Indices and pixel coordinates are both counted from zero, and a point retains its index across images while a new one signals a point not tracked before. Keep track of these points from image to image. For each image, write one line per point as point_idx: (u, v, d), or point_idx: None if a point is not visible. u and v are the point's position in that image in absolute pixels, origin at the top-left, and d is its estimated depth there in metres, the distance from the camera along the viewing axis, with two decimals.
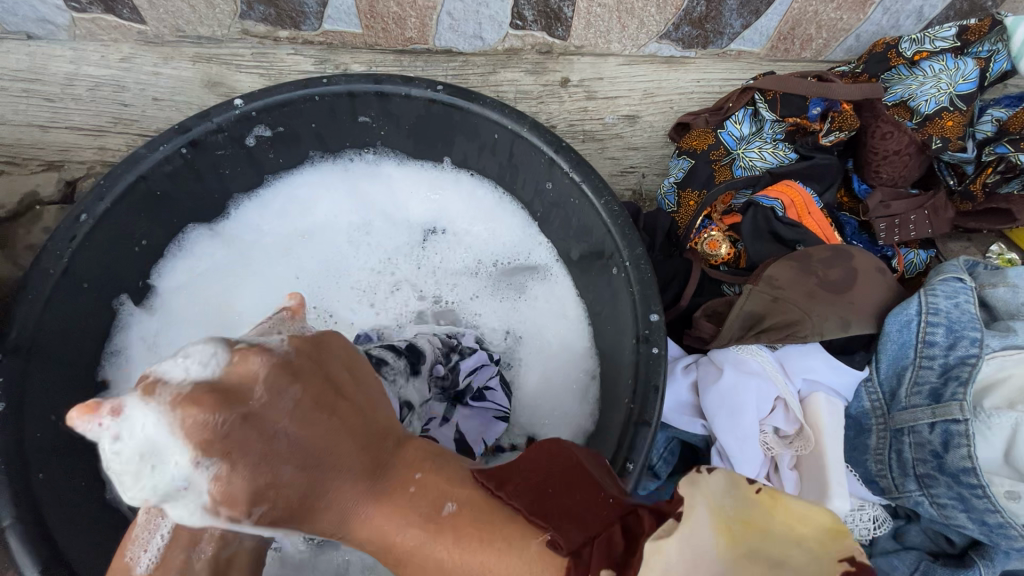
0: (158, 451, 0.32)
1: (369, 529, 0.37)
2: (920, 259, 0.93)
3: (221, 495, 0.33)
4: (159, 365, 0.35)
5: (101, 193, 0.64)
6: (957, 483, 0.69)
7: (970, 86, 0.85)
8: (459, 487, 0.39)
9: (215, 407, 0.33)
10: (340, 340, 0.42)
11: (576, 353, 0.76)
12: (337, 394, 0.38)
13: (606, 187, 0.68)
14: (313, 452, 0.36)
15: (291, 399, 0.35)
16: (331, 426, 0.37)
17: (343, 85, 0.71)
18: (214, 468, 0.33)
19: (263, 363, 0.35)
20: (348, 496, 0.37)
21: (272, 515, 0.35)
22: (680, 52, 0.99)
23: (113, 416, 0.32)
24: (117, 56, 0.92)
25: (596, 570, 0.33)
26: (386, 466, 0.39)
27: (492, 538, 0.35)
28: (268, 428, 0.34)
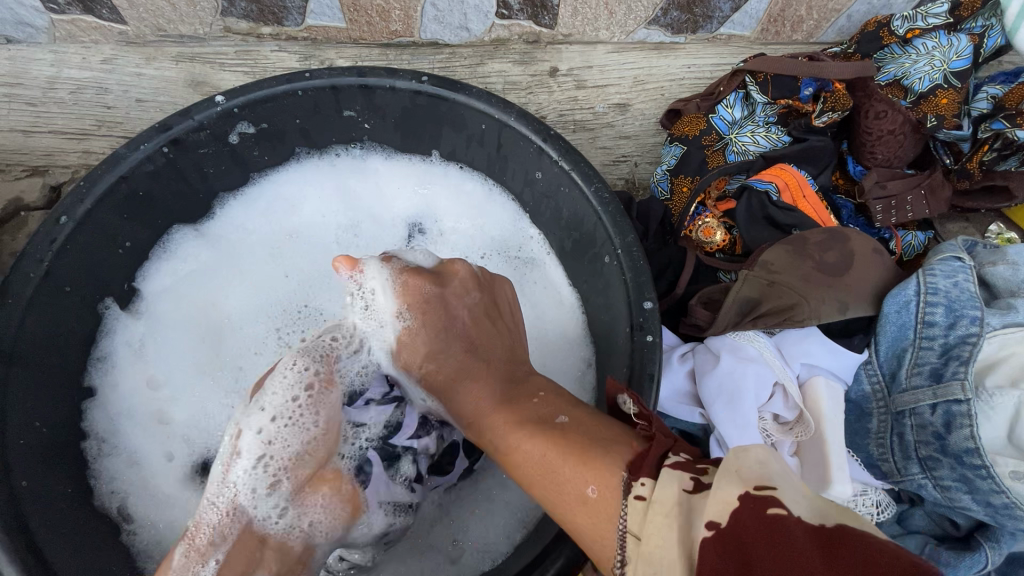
0: (379, 304, 0.63)
1: (489, 420, 0.53)
2: (918, 240, 0.92)
3: (409, 346, 0.62)
4: (396, 252, 0.66)
5: (81, 194, 0.63)
6: (960, 464, 0.68)
7: (963, 63, 0.83)
8: (569, 408, 0.49)
9: (428, 286, 0.62)
10: (509, 288, 0.68)
11: (570, 341, 0.75)
12: (498, 315, 0.64)
13: (597, 174, 0.67)
14: (474, 343, 0.61)
15: (471, 304, 0.63)
16: (490, 331, 0.62)
17: (325, 79, 0.69)
18: (406, 322, 0.62)
19: (464, 271, 0.64)
20: (481, 391, 0.57)
21: (432, 376, 0.60)
22: (669, 38, 0.98)
23: (359, 282, 0.63)
24: (98, 58, 0.91)
25: (648, 471, 0.39)
26: (519, 381, 0.57)
27: (591, 454, 0.42)
28: (450, 313, 0.62)
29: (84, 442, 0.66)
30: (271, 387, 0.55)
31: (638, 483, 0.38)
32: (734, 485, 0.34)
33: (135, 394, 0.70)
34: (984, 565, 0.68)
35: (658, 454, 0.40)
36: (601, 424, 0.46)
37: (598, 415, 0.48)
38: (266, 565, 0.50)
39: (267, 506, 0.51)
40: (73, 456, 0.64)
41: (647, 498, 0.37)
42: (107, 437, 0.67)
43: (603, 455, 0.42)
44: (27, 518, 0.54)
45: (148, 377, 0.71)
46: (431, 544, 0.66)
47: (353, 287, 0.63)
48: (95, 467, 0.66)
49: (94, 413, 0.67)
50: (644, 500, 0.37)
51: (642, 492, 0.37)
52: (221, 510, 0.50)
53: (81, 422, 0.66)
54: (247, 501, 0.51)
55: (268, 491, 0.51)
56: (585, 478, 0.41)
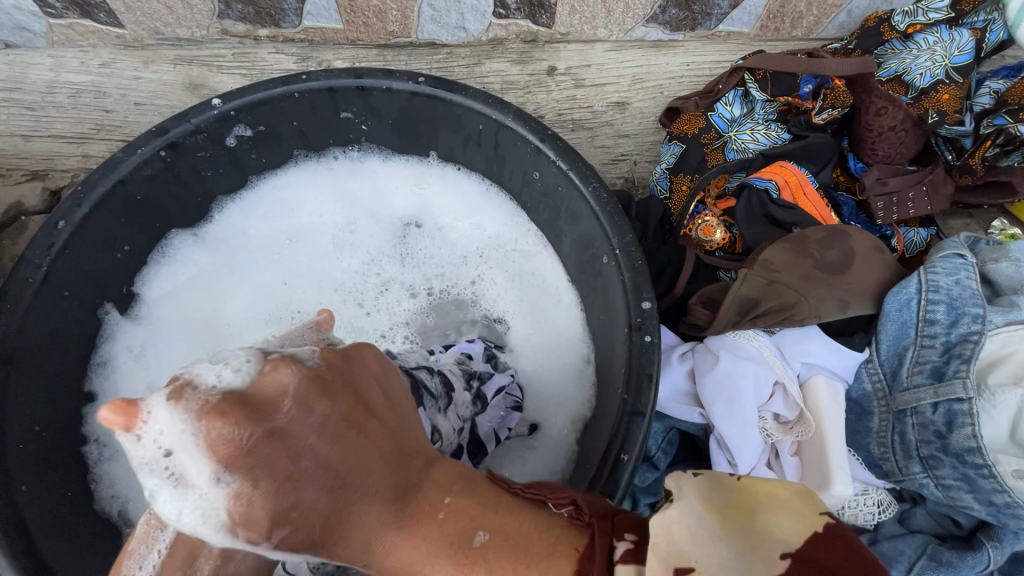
0: (187, 468, 0.33)
1: (399, 557, 0.35)
2: (920, 237, 0.92)
3: (243, 515, 0.33)
4: (194, 371, 0.36)
5: (78, 199, 0.63)
6: (962, 463, 0.67)
7: (965, 58, 0.83)
8: (487, 517, 0.37)
9: (242, 430, 0.33)
10: (373, 354, 0.43)
11: (568, 338, 0.75)
12: (366, 411, 0.38)
13: (594, 174, 0.67)
14: (339, 472, 0.35)
15: (319, 425, 0.35)
16: (360, 447, 0.36)
17: (322, 81, 0.69)
18: (234, 486, 0.33)
19: (292, 376, 0.35)
20: (377, 532, 0.36)
21: (293, 540, 0.34)
22: (668, 35, 0.98)
23: (161, 446, 0.33)
24: (96, 61, 0.91)
25: (599, 566, 0.34)
26: (411, 492, 0.37)
27: (532, 564, 0.34)
28: (293, 443, 0.34)
29: (83, 446, 0.66)
30: None
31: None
32: (654, 572, 0.31)
33: (134, 399, 0.70)
34: (987, 566, 0.68)
35: (602, 546, 0.35)
36: (533, 522, 0.37)
37: (532, 510, 0.39)
38: (211, 554, 0.47)
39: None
40: (71, 461, 0.64)
41: None
42: (107, 442, 0.67)
43: (542, 539, 0.36)
44: (25, 523, 0.54)
45: (147, 381, 0.71)
46: None
47: (157, 443, 0.33)
48: (95, 471, 0.66)
49: (93, 418, 0.67)
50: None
51: None
52: None
53: (81, 426, 0.66)
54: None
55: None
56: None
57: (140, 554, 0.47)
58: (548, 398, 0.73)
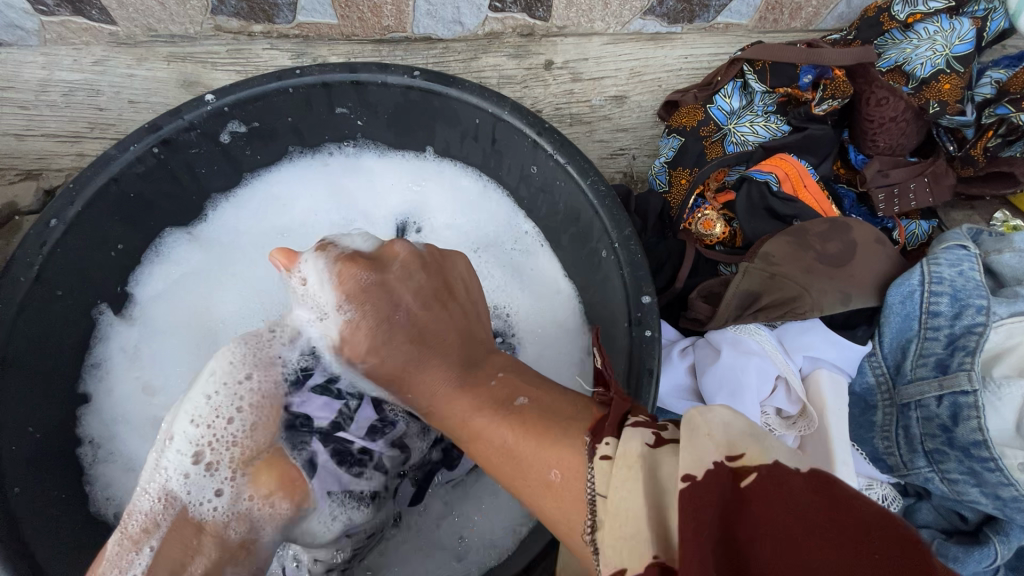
0: (318, 294, 0.55)
1: (455, 406, 0.47)
2: (922, 230, 0.91)
3: (352, 337, 0.54)
4: (335, 237, 0.59)
5: (70, 197, 0.62)
6: (968, 457, 0.67)
7: (967, 47, 0.82)
8: (526, 388, 0.45)
9: (366, 274, 0.54)
10: (463, 262, 0.60)
11: (568, 331, 0.74)
12: (450, 295, 0.56)
13: (592, 167, 0.66)
14: (423, 329, 0.52)
15: (415, 287, 0.55)
16: (440, 317, 0.54)
17: (316, 76, 0.68)
18: (348, 313, 0.54)
19: (404, 251, 0.57)
20: (441, 381, 0.49)
21: (377, 369, 0.54)
22: (666, 28, 0.97)
23: (299, 278, 0.56)
24: (89, 59, 0.90)
25: (610, 431, 0.36)
26: (477, 368, 0.50)
27: (552, 431, 0.39)
28: (394, 298, 0.54)
29: (79, 448, 0.65)
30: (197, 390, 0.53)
31: (604, 443, 0.36)
32: (708, 451, 0.31)
33: (128, 399, 0.69)
34: (994, 560, 0.67)
35: (617, 418, 0.38)
36: (561, 390, 0.44)
37: (549, 386, 0.45)
38: (203, 552, 0.49)
39: (201, 491, 0.50)
40: (65, 461, 0.63)
41: (613, 457, 0.34)
42: (102, 443, 0.67)
43: (569, 412, 0.41)
44: (19, 523, 0.53)
45: (142, 382, 0.70)
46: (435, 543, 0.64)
47: (295, 282, 0.56)
48: (91, 473, 0.65)
49: (87, 419, 0.67)
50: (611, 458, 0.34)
51: (607, 451, 0.35)
52: (153, 496, 0.50)
53: (76, 428, 0.65)
54: (179, 486, 0.50)
55: (205, 474, 0.51)
56: (547, 447, 0.38)
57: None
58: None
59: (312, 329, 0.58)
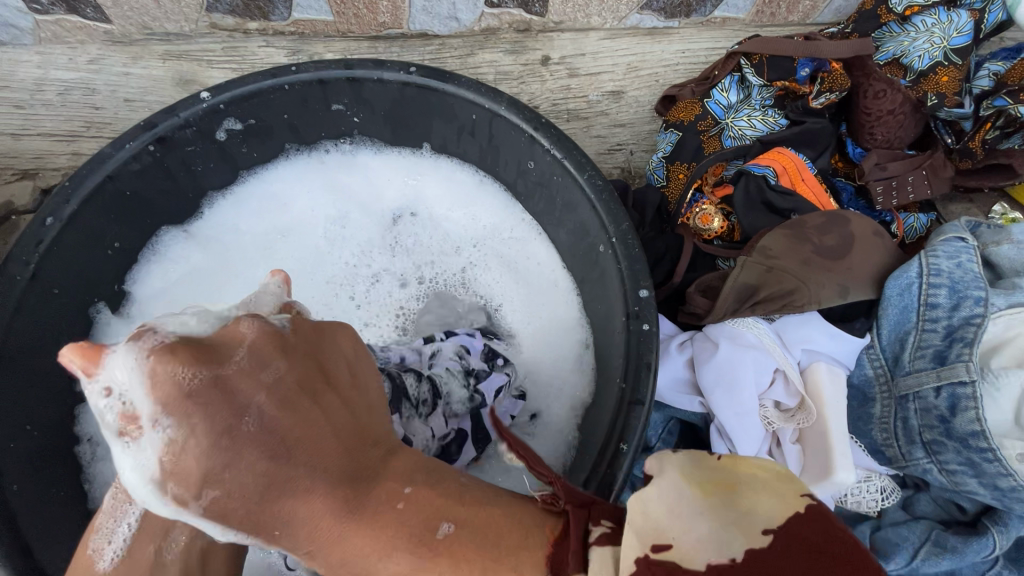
0: (129, 406, 0.33)
1: (348, 548, 0.34)
2: (920, 223, 0.91)
3: (174, 467, 0.33)
4: (153, 322, 0.37)
5: (66, 195, 0.62)
6: (966, 447, 0.67)
7: (964, 39, 0.82)
8: (450, 507, 0.36)
9: (191, 370, 0.33)
10: (351, 339, 0.43)
11: (566, 325, 0.74)
12: (324, 383, 0.38)
13: (589, 162, 0.66)
14: (286, 445, 0.35)
15: (272, 381, 0.36)
16: (311, 419, 0.36)
17: (312, 73, 0.68)
18: (168, 432, 0.32)
19: (255, 333, 0.37)
20: (319, 507, 0.34)
21: (221, 506, 0.33)
22: (663, 23, 0.97)
23: (106, 389, 0.34)
24: (84, 58, 0.90)
25: (575, 566, 0.33)
26: (374, 472, 0.37)
27: (504, 558, 0.33)
28: (236, 402, 0.34)
29: (77, 447, 0.65)
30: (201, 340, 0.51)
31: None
32: (631, 547, 0.30)
33: None
34: (992, 550, 0.67)
35: (579, 524, 0.35)
36: (504, 508, 0.37)
37: (477, 500, 0.37)
38: (186, 523, 0.48)
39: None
40: (64, 459, 0.63)
41: None
42: (99, 440, 0.66)
43: (514, 526, 0.35)
44: (18, 520, 0.53)
45: None
46: None
47: (97, 398, 0.34)
48: (90, 471, 0.65)
49: (85, 417, 0.66)
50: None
51: None
52: None
53: (74, 426, 0.65)
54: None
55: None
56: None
57: (110, 525, 0.47)
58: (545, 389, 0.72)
59: (120, 457, 0.34)
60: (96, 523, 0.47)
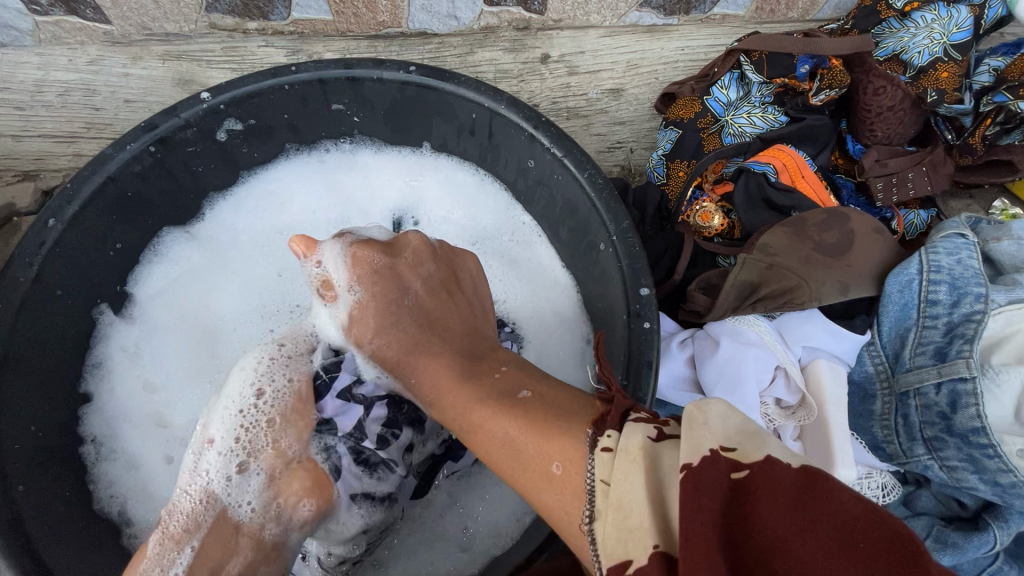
0: (332, 277, 0.61)
1: (456, 397, 0.49)
2: (921, 219, 0.91)
3: (355, 317, 0.60)
4: (353, 231, 0.65)
5: (68, 197, 0.62)
6: (967, 444, 0.67)
7: (963, 35, 0.81)
8: (530, 384, 0.47)
9: (379, 256, 0.61)
10: (473, 261, 0.66)
11: (567, 322, 0.74)
12: (455, 288, 0.62)
13: (589, 160, 0.66)
14: (429, 316, 0.59)
15: (426, 276, 0.61)
16: (444, 306, 0.60)
17: (312, 73, 0.68)
18: (358, 295, 0.60)
19: (416, 241, 0.63)
20: (443, 368, 0.53)
21: (383, 351, 0.58)
22: (662, 20, 0.97)
23: (318, 266, 0.60)
24: (84, 59, 0.90)
25: (613, 424, 0.37)
26: (479, 357, 0.54)
27: (549, 424, 0.40)
28: (402, 284, 0.61)
29: (81, 447, 0.65)
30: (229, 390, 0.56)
31: (605, 435, 0.36)
32: (703, 438, 0.31)
33: (130, 398, 0.70)
34: (993, 546, 0.68)
35: (620, 412, 0.38)
36: (565, 396, 0.44)
37: (556, 382, 0.47)
38: (239, 552, 0.52)
39: (240, 494, 0.53)
40: (70, 460, 0.64)
41: (614, 449, 0.35)
42: (105, 441, 0.67)
43: (566, 412, 0.42)
44: (24, 519, 0.54)
45: (143, 380, 0.71)
46: (440, 535, 0.64)
47: (314, 272, 0.60)
48: (94, 472, 0.65)
49: (89, 417, 0.67)
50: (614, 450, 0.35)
51: (608, 443, 0.35)
52: (194, 496, 0.52)
53: (78, 427, 0.66)
54: (221, 489, 0.53)
55: (242, 478, 0.53)
56: (551, 446, 0.39)
57: (157, 574, 0.49)
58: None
59: (324, 320, 0.62)
60: (140, 568, 0.50)
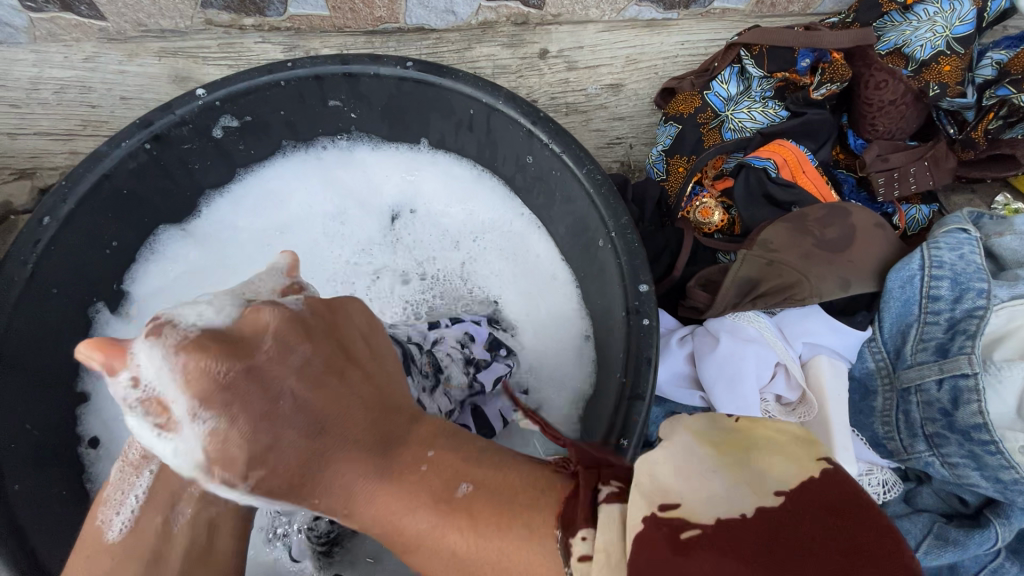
0: (166, 398, 0.37)
1: (376, 507, 0.39)
2: (922, 214, 0.90)
3: (218, 455, 0.38)
4: (173, 311, 0.41)
5: (62, 195, 0.61)
6: (968, 440, 0.67)
7: (966, 28, 0.81)
8: (469, 469, 0.39)
9: (220, 364, 0.38)
10: (360, 310, 0.48)
11: (567, 316, 0.74)
12: (347, 361, 0.43)
13: (588, 156, 0.65)
14: (321, 420, 0.40)
15: (300, 363, 0.40)
16: (337, 392, 0.41)
17: (308, 69, 0.68)
18: (210, 423, 0.37)
19: (275, 319, 0.41)
20: (359, 479, 0.39)
21: (267, 482, 0.39)
22: (661, 14, 0.96)
23: (133, 380, 0.38)
24: (80, 56, 0.89)
25: (582, 522, 0.34)
26: (395, 441, 0.41)
27: (512, 515, 0.36)
28: (270, 386, 0.39)
29: (79, 448, 0.65)
30: None
31: (577, 539, 0.33)
32: (638, 508, 0.32)
33: None
34: (994, 543, 0.67)
35: (589, 488, 0.36)
36: (513, 469, 0.39)
37: (504, 464, 0.40)
38: (190, 500, 0.48)
39: None
40: (66, 460, 0.63)
41: (592, 554, 0.32)
42: (102, 442, 0.67)
43: (530, 488, 0.37)
44: (20, 520, 0.54)
45: None
46: None
47: (129, 393, 0.38)
48: (90, 471, 0.65)
49: (86, 418, 0.67)
50: (594, 561, 0.32)
51: (585, 549, 0.33)
52: None
53: (75, 427, 0.66)
54: None
55: None
56: (517, 546, 0.35)
57: (120, 497, 0.47)
58: (549, 380, 0.71)
59: (162, 447, 0.39)
60: (104, 495, 0.48)
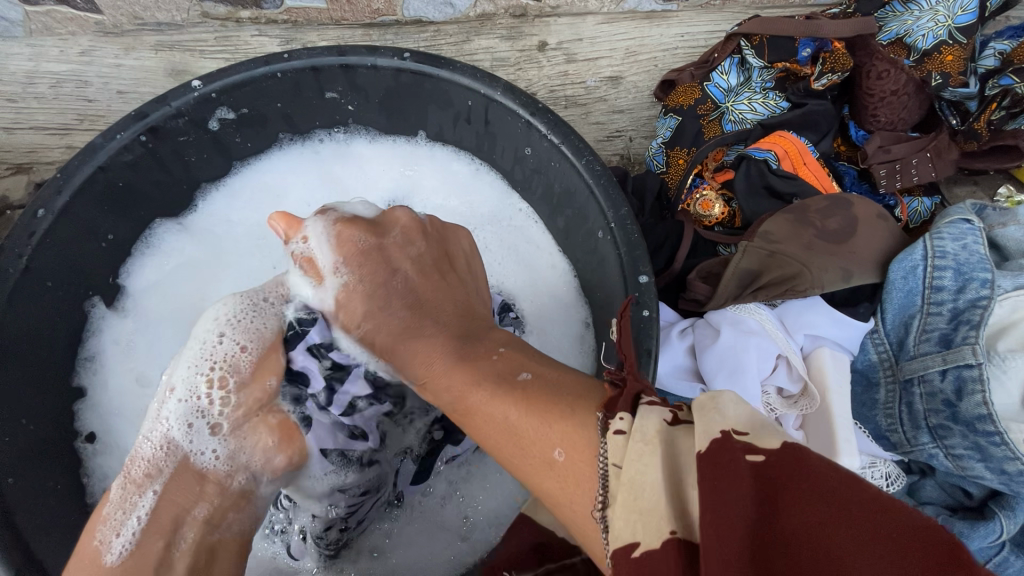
0: (314, 257, 0.54)
1: (448, 381, 0.43)
2: (925, 206, 0.89)
3: (345, 299, 0.53)
4: (335, 207, 0.59)
5: (58, 187, 0.61)
6: (972, 431, 0.66)
7: (969, 17, 0.80)
8: (532, 363, 0.41)
9: (362, 236, 0.54)
10: (466, 239, 0.59)
11: (565, 306, 0.73)
12: (449, 267, 0.55)
13: (587, 147, 0.64)
14: (419, 299, 0.51)
15: (413, 255, 0.54)
16: (439, 286, 0.53)
17: (304, 60, 0.67)
18: (345, 278, 0.53)
19: (405, 218, 0.56)
20: (439, 351, 0.46)
21: (373, 333, 0.52)
22: (661, 6, 0.95)
23: (303, 241, 0.54)
24: (75, 50, 0.89)
25: (623, 404, 0.32)
26: (477, 336, 0.47)
27: (557, 404, 0.35)
28: (390, 263, 0.53)
29: (77, 442, 0.65)
30: (193, 341, 0.52)
31: (616, 417, 0.32)
32: (710, 425, 0.28)
33: (125, 392, 0.69)
34: (999, 535, 0.67)
35: (631, 393, 0.33)
36: (569, 373, 0.39)
37: (561, 365, 0.40)
38: (206, 498, 0.49)
39: (204, 442, 0.49)
40: (62, 453, 0.63)
41: (627, 430, 0.30)
42: (100, 436, 0.67)
43: (577, 385, 0.37)
44: (16, 515, 0.53)
45: (136, 374, 0.70)
46: (439, 524, 0.63)
47: (297, 249, 0.54)
48: (89, 465, 0.65)
49: (85, 413, 0.66)
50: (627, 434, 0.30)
51: (621, 426, 0.31)
52: (156, 443, 0.49)
53: (74, 423, 0.65)
54: (183, 436, 0.49)
55: (208, 431, 0.50)
56: (557, 420, 0.34)
57: (119, 517, 0.46)
58: None
59: (304, 293, 0.55)
60: (103, 513, 0.47)
